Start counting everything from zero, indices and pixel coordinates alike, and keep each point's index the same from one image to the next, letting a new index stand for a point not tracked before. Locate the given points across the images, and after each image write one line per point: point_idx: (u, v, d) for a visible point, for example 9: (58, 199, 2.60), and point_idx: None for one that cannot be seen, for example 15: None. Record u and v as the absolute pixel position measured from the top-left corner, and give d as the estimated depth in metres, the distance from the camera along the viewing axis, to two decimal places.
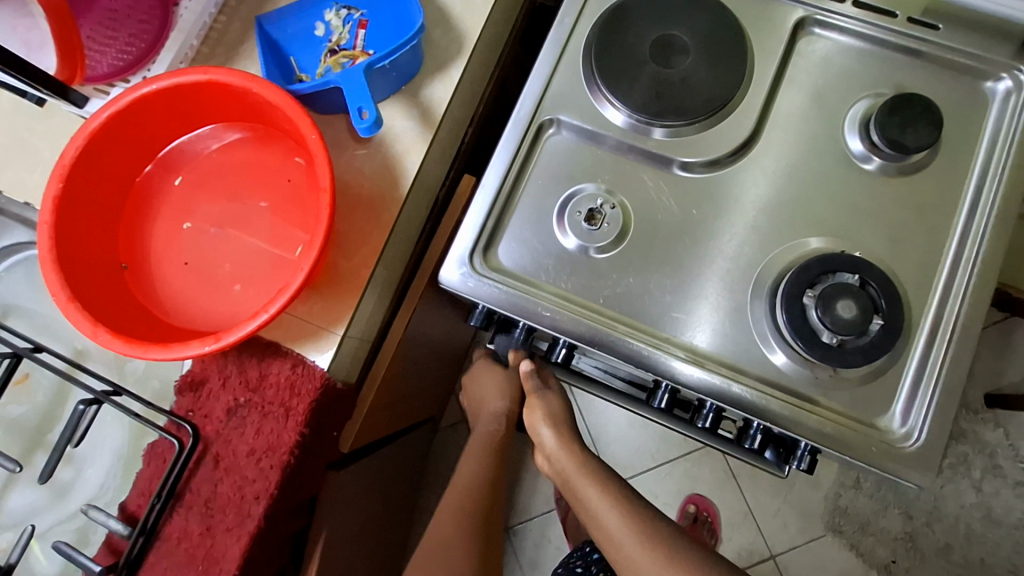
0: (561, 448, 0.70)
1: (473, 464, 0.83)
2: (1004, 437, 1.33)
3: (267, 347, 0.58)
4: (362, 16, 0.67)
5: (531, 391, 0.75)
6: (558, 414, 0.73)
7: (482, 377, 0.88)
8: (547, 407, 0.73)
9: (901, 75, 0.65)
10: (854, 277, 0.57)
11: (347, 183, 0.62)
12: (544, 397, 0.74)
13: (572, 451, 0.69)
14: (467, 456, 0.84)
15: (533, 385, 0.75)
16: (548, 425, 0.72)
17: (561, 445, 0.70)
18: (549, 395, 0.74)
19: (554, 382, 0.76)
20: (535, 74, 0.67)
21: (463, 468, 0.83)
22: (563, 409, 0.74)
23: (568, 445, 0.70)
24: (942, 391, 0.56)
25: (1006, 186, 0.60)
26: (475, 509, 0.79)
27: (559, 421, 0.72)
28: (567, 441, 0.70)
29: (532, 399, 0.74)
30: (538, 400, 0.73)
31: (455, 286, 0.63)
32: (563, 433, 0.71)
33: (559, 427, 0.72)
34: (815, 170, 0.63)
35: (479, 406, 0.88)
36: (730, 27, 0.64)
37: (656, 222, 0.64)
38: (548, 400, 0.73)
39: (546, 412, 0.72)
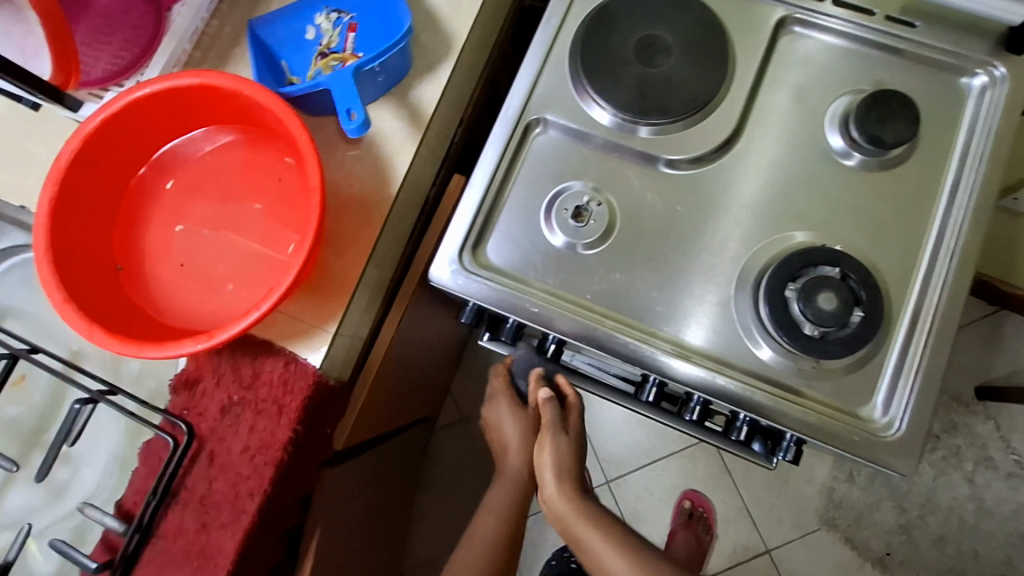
0: (563, 497, 0.65)
1: (495, 516, 0.76)
2: (995, 429, 1.35)
3: (260, 345, 0.59)
4: (352, 19, 0.68)
5: (545, 427, 0.67)
6: (569, 460, 0.66)
7: (501, 412, 0.76)
8: (557, 452, 0.66)
9: (881, 72, 0.66)
10: (835, 270, 0.59)
11: (338, 183, 0.63)
12: (557, 440, 0.66)
13: (573, 499, 0.65)
14: (487, 508, 0.77)
15: (549, 419, 0.67)
16: (553, 472, 0.66)
17: (565, 495, 0.65)
18: (563, 437, 0.67)
19: (573, 423, 0.68)
20: (522, 75, 0.68)
21: (483, 518, 0.77)
22: (572, 454, 0.67)
23: (571, 492, 0.65)
24: (922, 380, 0.58)
25: (983, 179, 0.61)
26: (494, 563, 0.74)
27: (566, 469, 0.66)
28: (570, 487, 0.65)
29: (545, 438, 0.67)
30: (549, 441, 0.66)
31: (444, 284, 0.64)
32: (569, 482, 0.65)
33: (565, 472, 0.66)
34: (796, 166, 0.65)
35: (500, 447, 0.79)
36: (711, 26, 0.66)
37: (642, 218, 0.65)
38: (560, 443, 0.66)
39: (553, 456, 0.66)
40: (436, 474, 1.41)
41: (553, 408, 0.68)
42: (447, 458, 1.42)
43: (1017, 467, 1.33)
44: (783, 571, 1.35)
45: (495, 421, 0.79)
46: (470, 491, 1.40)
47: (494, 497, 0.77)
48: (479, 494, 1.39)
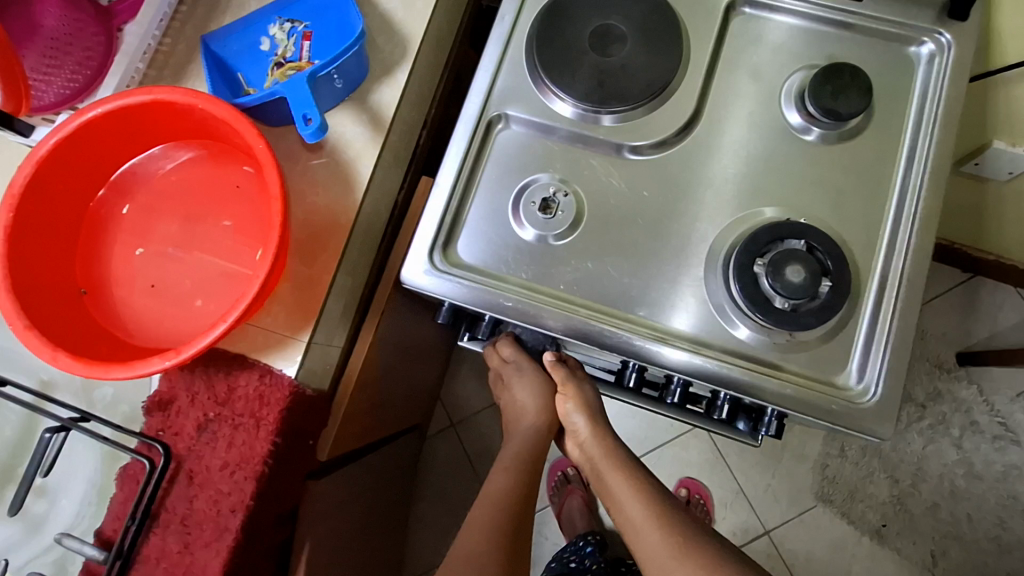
0: (594, 437, 0.67)
1: (510, 472, 0.70)
2: (979, 393, 1.37)
3: (234, 360, 0.58)
4: (306, 28, 0.67)
5: (562, 379, 0.69)
6: (594, 407, 0.69)
7: (512, 377, 0.73)
8: (582, 397, 0.68)
9: (832, 47, 0.67)
10: (801, 243, 0.59)
11: (302, 192, 0.63)
12: (580, 387, 0.69)
13: (604, 440, 0.67)
14: (499, 465, 0.71)
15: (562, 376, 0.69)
16: (581, 413, 0.68)
17: (596, 435, 0.67)
18: (583, 385, 0.69)
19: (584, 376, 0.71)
20: (481, 72, 0.68)
21: (497, 474, 0.71)
22: (596, 398, 0.70)
23: (601, 433, 0.67)
24: (894, 345, 0.58)
25: (938, 144, 0.62)
26: (509, 520, 0.66)
27: (595, 411, 0.69)
28: (600, 430, 0.68)
29: (566, 387, 0.68)
30: (572, 388, 0.68)
31: (418, 286, 0.64)
32: (594, 425, 0.68)
33: (591, 417, 0.68)
34: (756, 143, 0.65)
35: (511, 414, 0.75)
36: (664, 12, 0.66)
37: (609, 206, 0.65)
38: (583, 391, 0.69)
39: (577, 400, 0.68)
40: (432, 482, 1.40)
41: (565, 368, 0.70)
42: (441, 465, 1.41)
43: (1002, 428, 1.36)
44: (783, 551, 1.35)
45: (505, 394, 0.76)
46: (467, 497, 1.39)
47: (506, 453, 0.72)
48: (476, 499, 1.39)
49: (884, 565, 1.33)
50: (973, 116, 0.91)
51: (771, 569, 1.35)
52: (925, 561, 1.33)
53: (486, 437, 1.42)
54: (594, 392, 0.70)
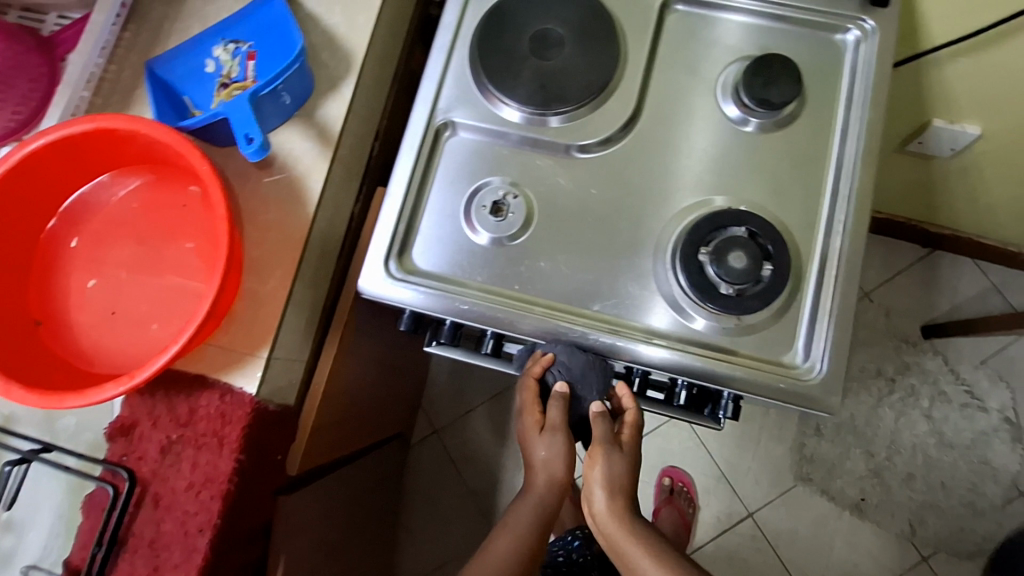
0: (612, 516, 0.62)
1: (513, 538, 0.65)
2: (944, 363, 1.41)
3: (194, 381, 0.59)
4: (250, 48, 0.68)
5: (596, 444, 0.62)
6: (628, 479, 0.63)
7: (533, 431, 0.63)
8: (609, 473, 0.62)
9: (764, 38, 0.70)
10: (742, 230, 0.62)
11: (253, 210, 0.63)
12: (611, 459, 0.62)
13: (625, 519, 0.63)
14: (509, 522, 0.65)
15: (602, 436, 0.62)
16: (606, 491, 0.62)
17: (615, 515, 0.62)
18: (617, 456, 0.62)
19: (627, 440, 0.64)
20: (426, 82, 0.69)
21: (499, 538, 0.66)
22: (627, 472, 0.63)
23: (623, 514, 0.62)
24: (836, 321, 0.60)
25: (867, 126, 0.64)
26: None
27: (619, 489, 0.62)
28: (624, 508, 0.62)
29: (596, 459, 0.62)
30: (602, 459, 0.62)
31: (377, 295, 0.65)
32: (619, 502, 0.62)
33: (617, 495, 0.62)
34: (697, 135, 0.67)
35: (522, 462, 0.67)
36: (600, 15, 0.68)
37: (558, 205, 0.67)
38: (614, 463, 0.62)
39: (604, 477, 0.62)
40: (418, 491, 1.41)
41: (605, 424, 0.63)
42: (427, 473, 1.42)
43: (969, 396, 1.39)
44: (767, 532, 1.38)
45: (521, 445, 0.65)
46: (453, 502, 1.40)
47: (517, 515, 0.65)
48: (463, 503, 1.39)
49: (865, 538, 1.37)
50: (911, 97, 0.95)
51: (757, 551, 1.37)
52: (904, 532, 1.36)
53: (470, 441, 1.42)
54: (626, 465, 0.62)
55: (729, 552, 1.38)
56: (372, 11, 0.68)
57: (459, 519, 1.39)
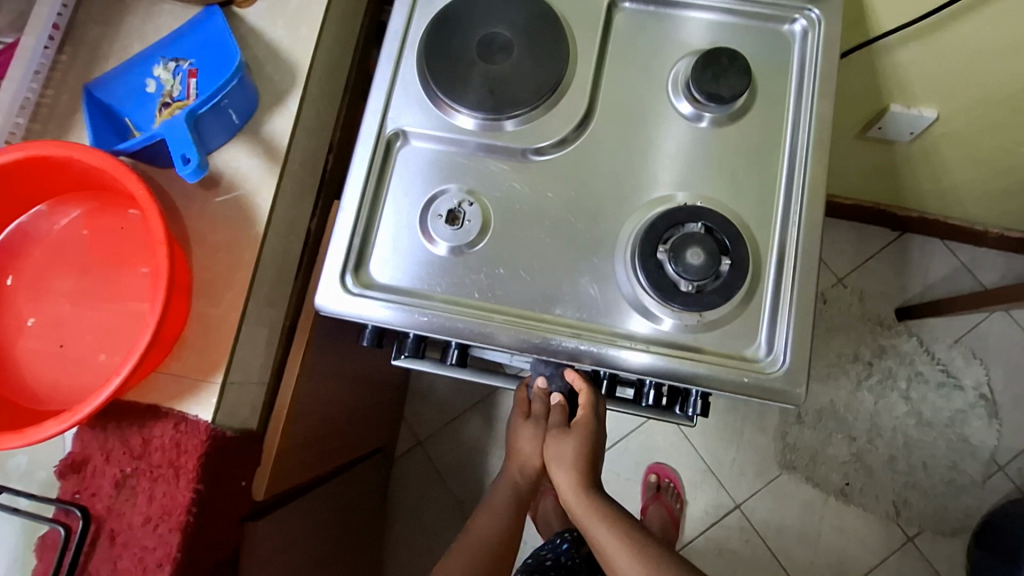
0: (573, 492, 0.65)
1: (495, 516, 0.71)
2: (919, 344, 1.43)
3: (147, 411, 0.57)
4: (191, 65, 0.66)
5: (549, 429, 0.67)
6: (586, 457, 0.65)
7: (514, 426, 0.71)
8: (562, 452, 0.65)
9: (713, 32, 0.69)
10: (698, 225, 0.62)
11: (201, 232, 0.62)
12: (560, 439, 0.66)
13: (584, 494, 0.65)
14: (489, 506, 0.71)
15: (552, 421, 0.67)
16: (561, 469, 0.65)
17: (577, 492, 0.65)
18: (566, 438, 0.65)
19: (580, 422, 0.65)
20: (375, 92, 0.68)
21: (482, 516, 0.72)
22: (582, 452, 0.65)
23: (581, 488, 0.65)
24: (797, 312, 0.60)
25: (818, 115, 0.64)
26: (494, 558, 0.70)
27: (575, 465, 0.64)
28: (583, 483, 0.65)
29: (550, 441, 0.67)
30: (552, 441, 0.66)
31: (335, 312, 0.63)
32: (575, 477, 0.65)
33: (573, 472, 0.65)
34: (650, 133, 0.67)
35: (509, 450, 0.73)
36: (547, 16, 0.67)
37: (515, 210, 0.66)
38: (564, 445, 0.65)
39: (557, 456, 0.65)
40: (405, 503, 1.39)
41: (560, 413, 0.67)
42: (413, 485, 1.40)
43: (945, 375, 1.41)
44: (754, 523, 1.38)
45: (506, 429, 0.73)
46: (440, 513, 1.38)
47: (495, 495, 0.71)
48: (450, 514, 1.38)
49: (851, 522, 1.37)
50: (867, 84, 0.96)
51: (745, 542, 1.38)
52: (889, 513, 1.37)
53: (454, 451, 1.41)
54: (577, 444, 0.65)
55: (718, 545, 1.38)
56: (315, 22, 0.67)
57: (447, 530, 1.37)
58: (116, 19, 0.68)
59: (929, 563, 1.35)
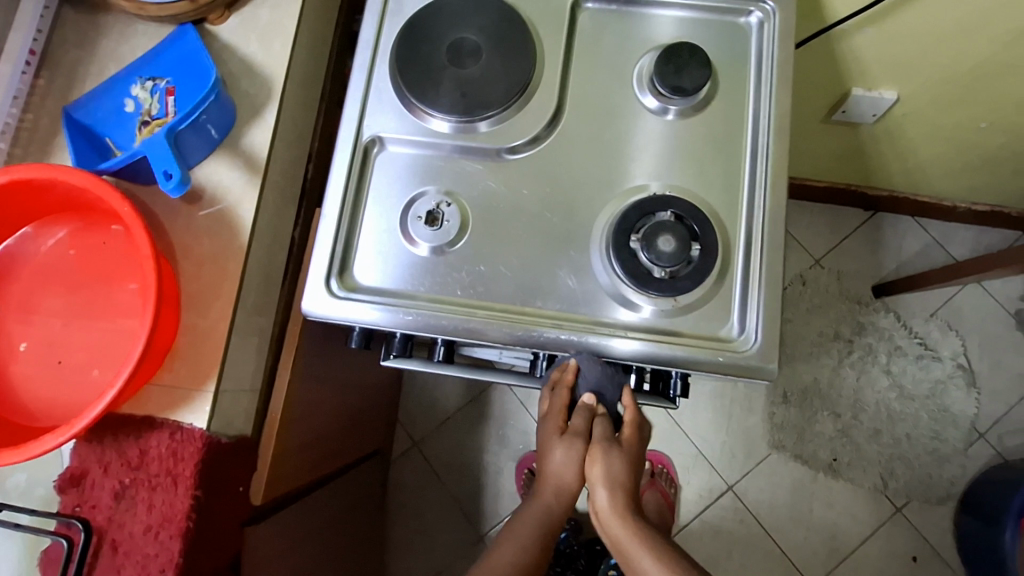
0: (616, 514, 0.62)
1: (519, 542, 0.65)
2: (897, 319, 1.47)
3: (142, 423, 0.59)
4: (168, 84, 0.68)
5: (594, 441, 0.62)
6: (632, 477, 0.63)
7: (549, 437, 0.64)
8: (609, 470, 0.62)
9: (673, 28, 0.72)
10: (669, 214, 0.64)
11: (187, 245, 0.63)
12: (608, 455, 0.62)
13: (627, 517, 0.63)
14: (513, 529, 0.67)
15: (598, 436, 0.63)
16: (606, 489, 0.62)
17: (620, 515, 0.62)
18: (615, 453, 0.62)
19: (627, 439, 0.64)
20: (350, 101, 0.70)
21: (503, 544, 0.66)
22: (628, 470, 0.62)
23: (626, 511, 0.62)
24: (766, 291, 0.63)
25: (777, 102, 0.67)
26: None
27: (621, 485, 0.62)
28: (626, 506, 0.62)
29: (594, 458, 0.62)
30: (599, 455, 0.62)
31: (322, 316, 0.65)
32: (621, 499, 0.62)
33: (618, 492, 0.62)
34: (619, 127, 0.69)
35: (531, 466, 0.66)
36: (513, 18, 0.70)
37: (492, 208, 0.68)
38: (613, 461, 0.62)
39: (604, 474, 0.62)
40: (404, 505, 1.40)
41: (606, 425, 0.63)
42: (411, 486, 1.42)
43: (923, 347, 1.45)
44: (747, 502, 1.42)
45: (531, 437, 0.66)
46: (440, 512, 1.40)
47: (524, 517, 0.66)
48: (449, 512, 1.40)
49: (841, 496, 1.41)
50: (828, 70, 0.99)
51: (739, 522, 1.41)
52: (877, 486, 1.41)
53: (448, 450, 1.43)
54: (625, 462, 0.62)
55: (713, 526, 1.41)
56: (287, 36, 0.69)
57: (447, 529, 1.39)
58: (91, 42, 0.69)
59: (918, 531, 1.39)
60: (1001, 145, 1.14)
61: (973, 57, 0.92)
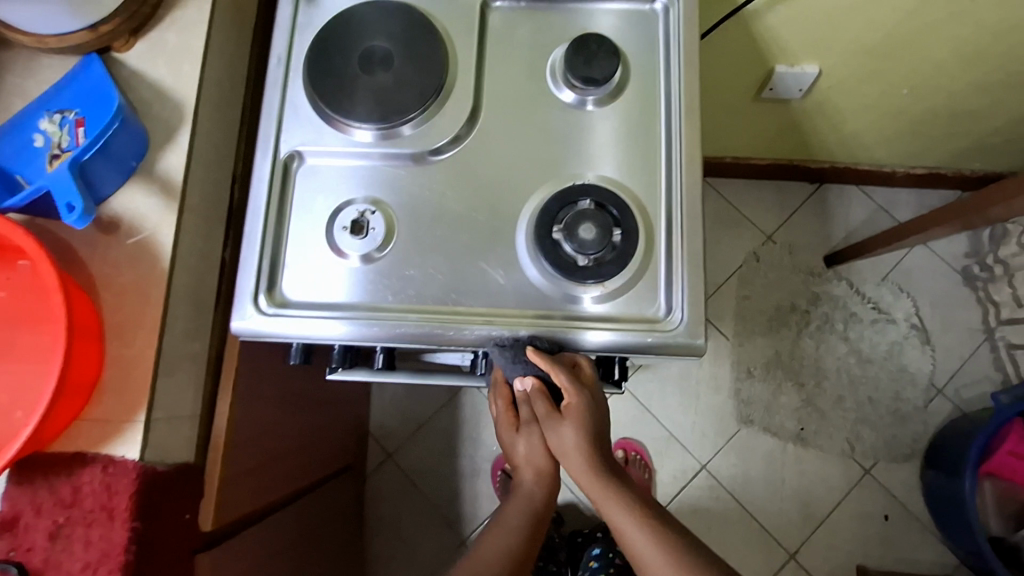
0: (588, 474, 0.63)
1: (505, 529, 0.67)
2: (849, 286, 1.50)
3: (74, 459, 0.58)
4: (78, 115, 0.66)
5: (541, 420, 0.63)
6: (591, 435, 0.63)
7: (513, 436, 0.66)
8: (568, 440, 0.62)
9: (583, 21, 0.73)
10: (589, 202, 0.65)
11: (107, 277, 0.62)
12: (559, 429, 0.62)
13: (598, 478, 0.64)
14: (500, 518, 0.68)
15: (545, 414, 0.63)
16: (572, 456, 0.63)
17: (593, 478, 0.63)
18: (564, 422, 0.62)
19: (574, 404, 0.62)
20: (266, 118, 0.70)
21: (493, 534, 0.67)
22: (588, 434, 0.62)
23: (595, 474, 0.63)
24: (688, 269, 0.64)
25: (685, 85, 0.69)
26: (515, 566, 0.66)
27: (587, 450, 0.62)
28: (594, 465, 0.63)
29: (548, 433, 0.63)
30: (551, 430, 0.63)
31: (251, 333, 0.65)
32: (588, 463, 0.63)
33: (584, 457, 0.63)
34: (538, 121, 0.70)
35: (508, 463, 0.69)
36: (422, 24, 0.70)
37: (419, 211, 0.68)
38: (565, 433, 0.62)
39: (559, 445, 0.63)
40: (383, 517, 1.40)
41: (544, 398, 0.62)
42: (389, 497, 1.41)
43: (877, 311, 1.49)
44: (721, 479, 1.44)
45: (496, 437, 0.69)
46: (419, 520, 1.40)
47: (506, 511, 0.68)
48: (429, 519, 1.39)
49: (811, 464, 1.44)
50: (749, 50, 1.01)
51: (715, 499, 1.43)
52: (844, 451, 1.44)
53: (423, 458, 1.43)
54: (580, 427, 0.62)
55: (691, 506, 1.43)
56: (196, 58, 0.68)
57: (429, 536, 1.39)
58: None
59: (887, 490, 1.42)
60: (926, 109, 1.17)
61: (884, 27, 0.95)
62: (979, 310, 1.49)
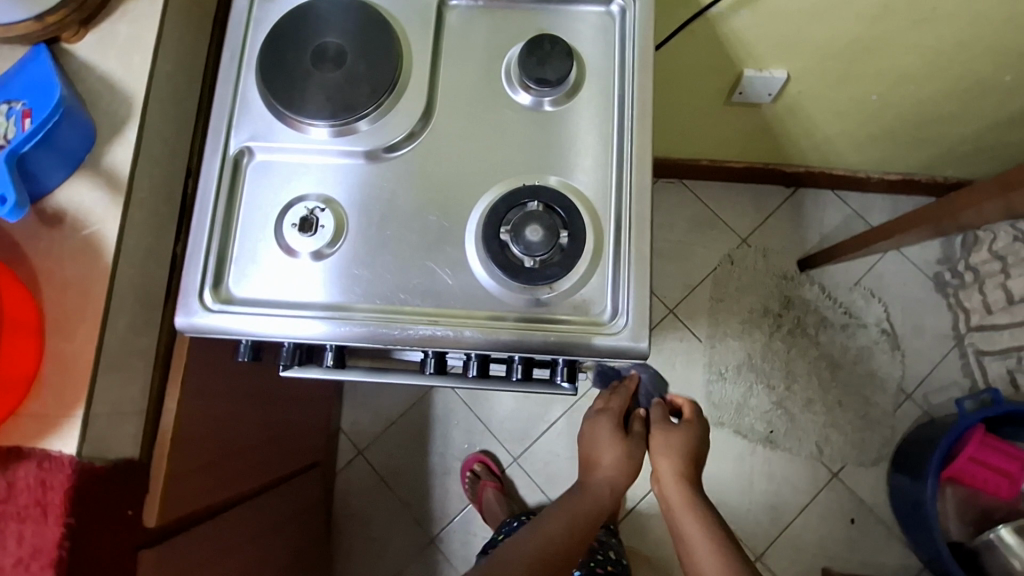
0: (677, 477, 0.78)
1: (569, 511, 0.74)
2: (821, 290, 1.51)
3: (10, 453, 0.57)
4: (25, 106, 0.64)
5: (654, 423, 0.80)
6: (692, 447, 0.79)
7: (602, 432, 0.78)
8: (671, 445, 0.78)
9: (541, 21, 0.73)
10: (536, 204, 0.66)
11: (48, 271, 0.61)
12: (668, 436, 0.78)
13: (683, 485, 0.78)
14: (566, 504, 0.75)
15: (659, 421, 0.80)
16: (668, 458, 0.78)
17: (679, 482, 0.78)
18: (675, 430, 0.79)
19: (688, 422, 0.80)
20: (217, 113, 0.69)
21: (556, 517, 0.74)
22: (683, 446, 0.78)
23: (682, 479, 0.78)
24: (636, 273, 0.64)
25: (639, 88, 0.69)
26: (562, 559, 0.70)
27: (684, 457, 0.78)
28: (686, 470, 0.78)
29: (657, 433, 0.79)
30: (660, 433, 0.79)
31: (195, 329, 0.64)
32: (682, 466, 0.78)
33: (679, 460, 0.78)
34: (491, 121, 0.70)
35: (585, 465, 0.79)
36: (376, 20, 0.70)
37: (368, 210, 0.68)
38: (672, 437, 0.78)
39: (666, 448, 0.78)
40: (352, 513, 1.40)
41: (663, 410, 0.82)
42: (358, 493, 1.41)
43: (848, 316, 1.50)
44: None
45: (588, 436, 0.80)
46: (389, 519, 1.39)
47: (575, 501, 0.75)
48: (398, 517, 1.39)
49: (780, 467, 1.45)
50: (717, 53, 1.01)
51: None
52: (813, 454, 1.45)
53: (394, 455, 1.42)
54: (682, 439, 0.78)
55: None
56: (147, 51, 0.68)
57: (398, 534, 1.38)
58: None
59: (854, 493, 1.43)
60: (895, 116, 1.18)
61: (849, 33, 0.95)
62: (949, 316, 1.50)
